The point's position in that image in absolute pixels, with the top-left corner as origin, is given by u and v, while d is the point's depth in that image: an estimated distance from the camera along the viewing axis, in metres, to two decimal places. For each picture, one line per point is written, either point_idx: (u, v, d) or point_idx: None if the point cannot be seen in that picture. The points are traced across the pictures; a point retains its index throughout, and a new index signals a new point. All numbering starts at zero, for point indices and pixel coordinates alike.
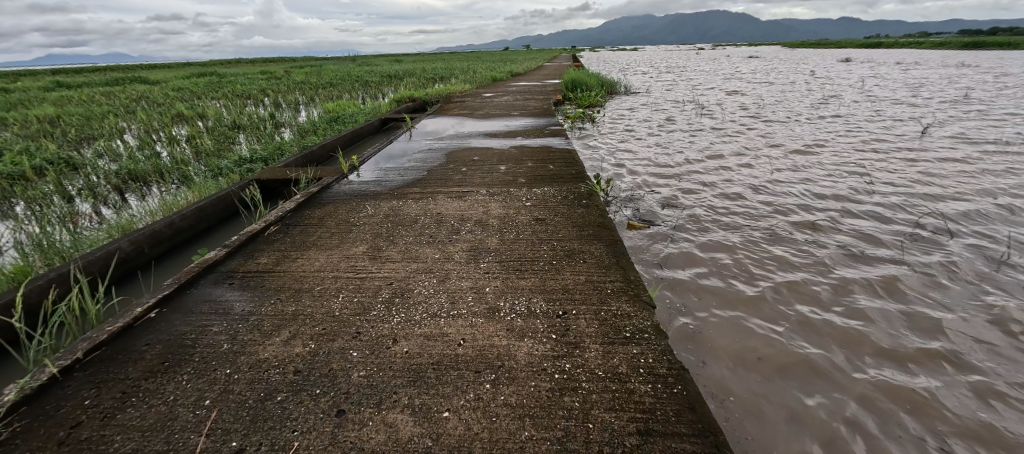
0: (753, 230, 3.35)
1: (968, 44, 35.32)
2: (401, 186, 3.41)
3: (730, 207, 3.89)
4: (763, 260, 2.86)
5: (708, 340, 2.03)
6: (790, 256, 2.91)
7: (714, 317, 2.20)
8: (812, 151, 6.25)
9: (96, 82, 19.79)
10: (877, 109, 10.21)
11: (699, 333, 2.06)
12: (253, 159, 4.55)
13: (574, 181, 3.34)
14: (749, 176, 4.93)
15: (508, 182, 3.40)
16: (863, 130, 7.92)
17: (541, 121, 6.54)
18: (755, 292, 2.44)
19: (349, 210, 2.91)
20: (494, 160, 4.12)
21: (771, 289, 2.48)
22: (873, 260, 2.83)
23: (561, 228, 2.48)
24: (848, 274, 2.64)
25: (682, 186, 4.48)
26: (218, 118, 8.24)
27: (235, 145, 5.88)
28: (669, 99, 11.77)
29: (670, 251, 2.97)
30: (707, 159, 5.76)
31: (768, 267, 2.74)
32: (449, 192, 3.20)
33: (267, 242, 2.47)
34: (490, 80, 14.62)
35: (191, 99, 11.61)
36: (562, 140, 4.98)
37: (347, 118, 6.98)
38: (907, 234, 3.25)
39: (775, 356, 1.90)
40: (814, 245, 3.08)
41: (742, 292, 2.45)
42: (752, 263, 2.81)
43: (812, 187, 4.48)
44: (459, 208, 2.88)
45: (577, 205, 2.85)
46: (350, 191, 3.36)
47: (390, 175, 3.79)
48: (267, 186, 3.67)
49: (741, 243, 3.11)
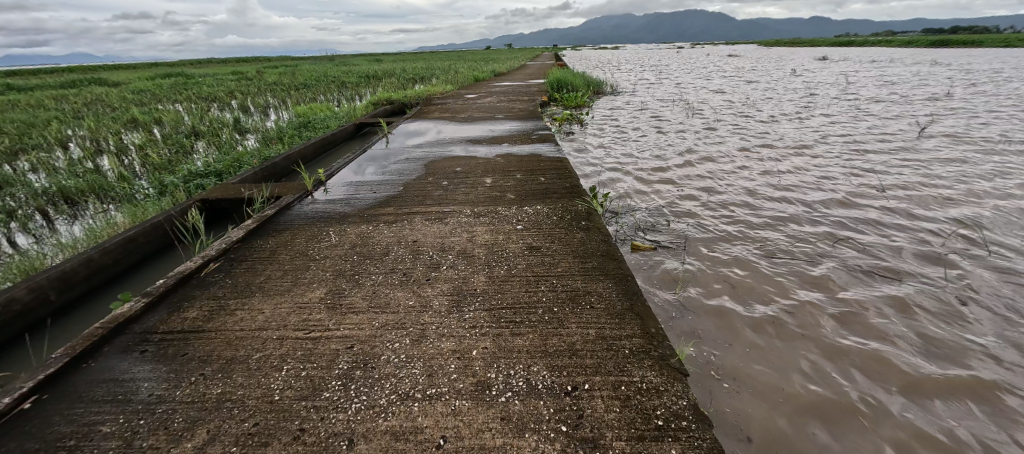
0: (765, 241, 3.06)
1: (934, 42, 36.58)
2: (374, 205, 2.99)
3: (735, 216, 3.60)
4: (784, 275, 2.55)
5: (706, 337, 1.98)
6: (815, 271, 2.59)
7: (742, 355, 1.85)
8: (808, 152, 6.06)
9: (50, 84, 18.40)
10: (861, 107, 10.22)
11: (697, 333, 2.01)
12: (204, 173, 4.02)
13: (569, 196, 2.98)
14: (748, 181, 4.68)
15: (495, 198, 3.03)
16: (852, 128, 7.83)
17: (527, 124, 6.17)
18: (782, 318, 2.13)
19: (310, 238, 2.48)
20: (479, 171, 3.72)
21: (800, 315, 2.15)
22: (902, 274, 2.55)
23: (559, 259, 2.11)
24: (882, 292, 2.34)
25: (681, 195, 4.20)
26: (175, 125, 7.55)
27: (192, 155, 5.29)
28: (656, 99, 11.55)
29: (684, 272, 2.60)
30: (702, 163, 5.49)
31: (794, 288, 2.42)
32: (428, 213, 2.80)
33: (202, 287, 2.00)
34: (472, 80, 14.18)
35: (148, 103, 10.73)
36: (552, 147, 4.62)
37: (318, 124, 6.44)
38: (930, 241, 3.00)
39: (823, 410, 1.56)
40: (836, 257, 2.79)
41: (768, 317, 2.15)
42: (776, 283, 2.47)
43: (816, 191, 4.25)
44: (439, 233, 2.49)
45: (574, 227, 2.49)
46: (314, 213, 2.92)
47: (361, 191, 3.36)
48: (215, 207, 3.17)
49: (757, 258, 2.79)
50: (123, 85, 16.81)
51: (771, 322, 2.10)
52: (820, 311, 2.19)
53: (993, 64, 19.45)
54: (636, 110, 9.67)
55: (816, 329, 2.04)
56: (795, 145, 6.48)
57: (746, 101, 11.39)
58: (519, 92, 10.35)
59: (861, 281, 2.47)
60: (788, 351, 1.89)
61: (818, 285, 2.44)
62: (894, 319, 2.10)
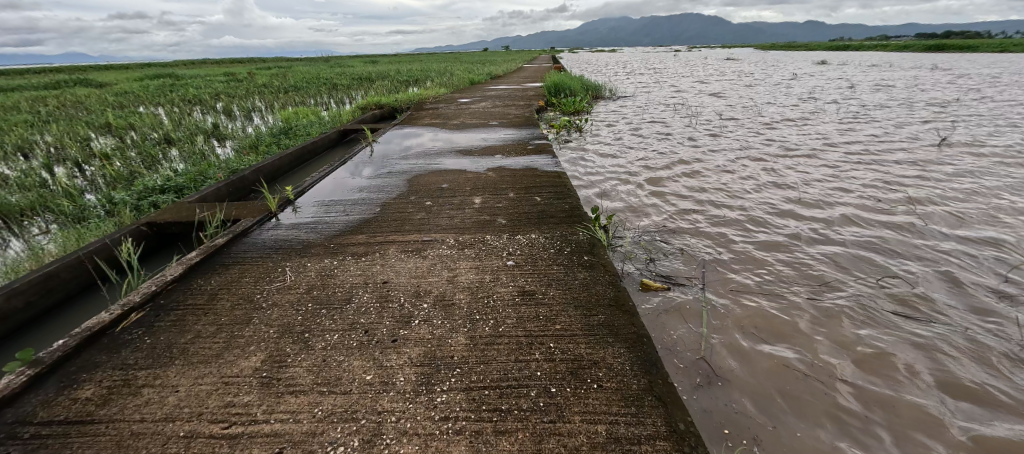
0: (800, 267, 2.62)
1: (930, 46, 36.63)
2: (343, 232, 2.58)
3: (755, 235, 3.20)
4: (832, 312, 2.13)
5: (731, 384, 1.64)
6: (858, 302, 2.22)
7: (784, 416, 1.48)
8: (822, 160, 5.68)
9: (30, 85, 17.70)
10: (869, 112, 9.88)
11: (720, 377, 1.66)
12: (161, 189, 3.59)
13: (568, 221, 2.61)
14: (764, 194, 4.29)
15: (483, 224, 2.64)
16: (864, 134, 7.47)
17: (523, 132, 5.79)
18: (825, 361, 1.77)
19: (261, 276, 2.08)
20: (468, 188, 3.35)
21: (863, 373, 1.71)
22: (957, 304, 2.19)
23: (557, 311, 1.73)
24: (941, 328, 1.98)
25: (691, 211, 3.81)
26: (148, 131, 7.09)
27: (158, 166, 4.85)
28: (656, 105, 11.20)
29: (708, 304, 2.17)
30: (711, 173, 5.11)
31: (839, 324, 2.03)
32: (404, 243, 2.42)
33: (112, 350, 1.60)
34: (467, 84, 13.77)
35: (126, 107, 10.21)
36: (549, 158, 4.27)
37: (299, 130, 6.02)
38: (992, 267, 2.58)
39: None
40: (876, 283, 2.42)
41: (806, 358, 1.79)
42: (817, 317, 2.09)
43: (842, 205, 3.85)
44: (414, 270, 2.11)
45: (575, 263, 2.12)
46: (273, 241, 2.51)
47: (331, 213, 2.95)
48: (165, 231, 2.77)
49: (788, 284, 2.41)
50: (108, 87, 16.27)
51: (829, 383, 1.66)
52: (888, 366, 1.74)
53: (990, 69, 19.41)
54: (636, 116, 9.34)
55: (888, 396, 1.59)
56: (807, 153, 6.12)
57: (748, 107, 11.06)
58: (515, 97, 9.98)
59: (928, 320, 2.05)
60: (840, 412, 1.50)
61: (878, 325, 2.01)
62: (986, 376, 1.68)
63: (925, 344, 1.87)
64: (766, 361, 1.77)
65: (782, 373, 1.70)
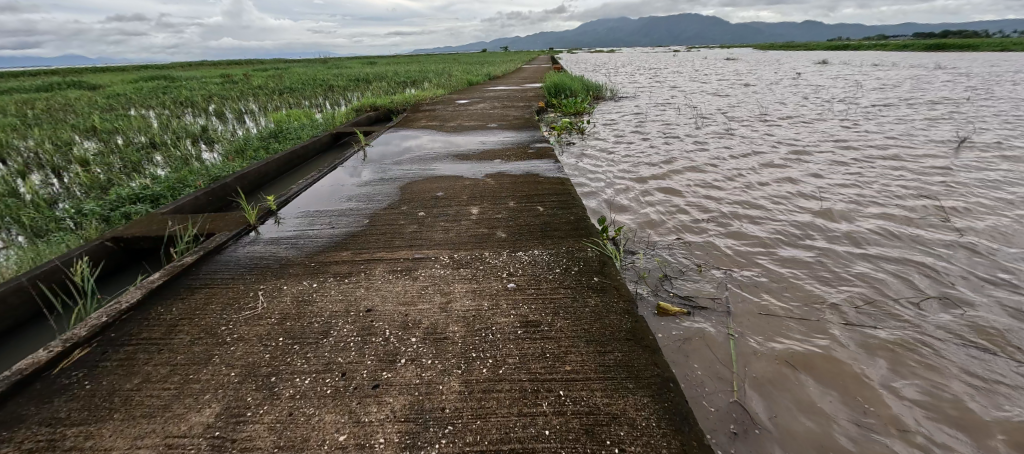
0: (830, 283, 2.38)
1: (930, 45, 36.47)
2: (325, 248, 2.34)
3: (775, 245, 2.95)
4: (874, 338, 1.89)
5: (773, 428, 1.39)
6: (896, 322, 2.00)
7: None
8: (835, 162, 5.44)
9: (23, 87, 17.40)
10: (877, 112, 9.65)
11: (759, 420, 1.42)
12: (135, 199, 3.34)
13: (574, 235, 2.38)
14: (779, 199, 4.04)
15: (480, 238, 2.40)
16: (875, 135, 7.23)
17: (524, 135, 5.54)
18: (876, 400, 1.54)
19: (228, 303, 1.84)
20: (465, 196, 3.12)
21: (926, 418, 1.45)
22: (1003, 324, 1.98)
23: (565, 348, 1.50)
24: (992, 355, 1.77)
25: (703, 219, 3.57)
26: (134, 135, 6.83)
27: (138, 172, 4.60)
28: (659, 105, 10.96)
29: (736, 327, 1.93)
30: (720, 176, 4.86)
31: (879, 350, 1.80)
32: (392, 262, 2.17)
33: (43, 399, 1.36)
34: (466, 84, 13.51)
35: (115, 110, 9.93)
36: (550, 162, 4.04)
37: (289, 133, 5.78)
38: None
39: None
40: (911, 299, 2.21)
41: (854, 396, 1.56)
42: (854, 342, 1.86)
43: (864, 212, 3.60)
44: (402, 294, 1.86)
45: (584, 285, 1.88)
46: (248, 260, 2.26)
47: (315, 226, 2.71)
48: (133, 247, 2.52)
49: (815, 302, 2.19)
50: (100, 89, 15.95)
51: (891, 431, 1.40)
52: (954, 410, 1.49)
53: (992, 67, 19.28)
54: (638, 117, 9.12)
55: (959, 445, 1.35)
56: (818, 155, 5.87)
57: (752, 106, 10.82)
58: (514, 97, 9.75)
59: (985, 349, 1.81)
60: None
61: (930, 355, 1.77)
62: None
63: (989, 380, 1.63)
64: (810, 400, 1.53)
65: (830, 415, 1.46)
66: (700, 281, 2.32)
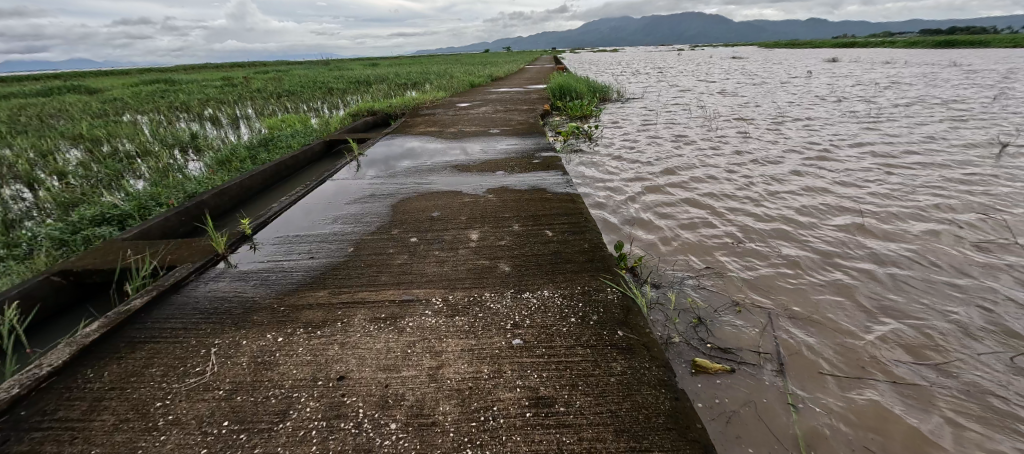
0: (895, 325, 1.99)
1: (940, 42, 35.75)
2: (298, 286, 2.01)
3: (819, 271, 2.56)
4: (969, 409, 1.51)
5: None
6: (981, 378, 1.65)
7: None
8: (867, 168, 5.00)
9: (24, 92, 17.26)
10: (900, 112, 9.15)
11: None
12: (99, 220, 3.03)
13: (589, 269, 2.04)
14: (812, 212, 3.64)
15: (480, 273, 2.06)
16: (903, 137, 6.77)
17: (528, 142, 5.19)
18: None
19: (174, 368, 1.51)
20: (463, 216, 2.78)
21: None
22: None
23: (588, 443, 1.15)
24: None
25: (729, 236, 3.19)
26: (121, 142, 6.55)
27: (114, 185, 4.29)
28: (668, 107, 10.54)
29: (794, 391, 1.57)
30: (742, 185, 4.47)
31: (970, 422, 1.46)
32: (376, 307, 1.83)
33: None
34: (468, 86, 13.14)
35: (108, 115, 9.65)
36: (557, 173, 3.70)
37: (280, 141, 5.47)
38: None
39: None
40: (990, 343, 1.85)
41: None
42: (937, 409, 1.52)
43: (911, 229, 3.21)
44: (384, 355, 1.52)
45: (607, 343, 1.53)
46: (207, 302, 1.93)
47: (291, 255, 2.37)
48: (85, 282, 2.21)
49: (876, 348, 1.84)
50: (98, 94, 15.72)
51: None
52: None
53: (1008, 63, 18.75)
54: (647, 119, 8.73)
55: None
56: (845, 160, 5.45)
57: (766, 107, 10.36)
58: (518, 100, 9.41)
59: None
60: None
61: None
62: None
63: None
64: None
65: None
66: (738, 321, 1.97)
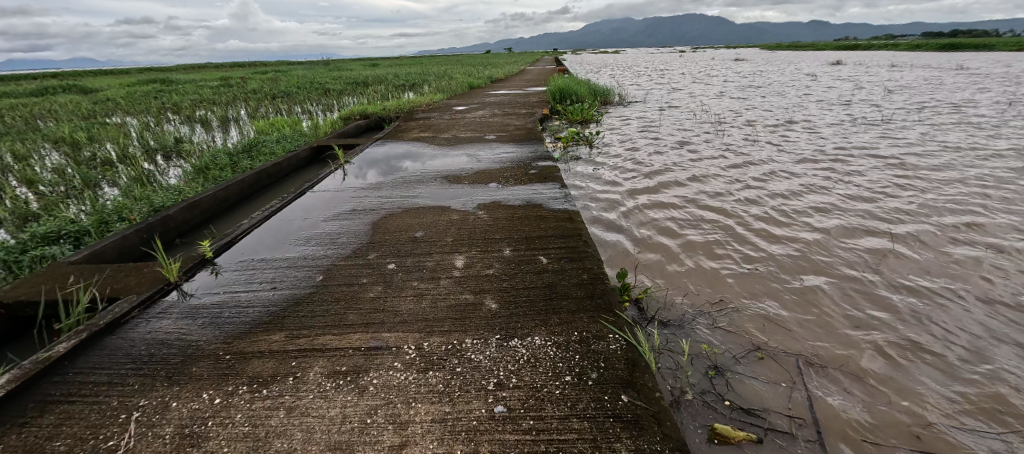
0: (946, 380, 1.70)
1: (943, 47, 35.49)
2: (250, 328, 1.73)
3: (848, 304, 2.26)
4: None
5: None
6: None
7: None
8: (884, 178, 4.72)
9: (14, 91, 16.92)
10: (911, 117, 8.88)
11: None
12: (52, 237, 2.76)
13: (588, 310, 1.77)
14: (832, 228, 3.35)
15: (463, 313, 1.78)
16: (917, 145, 6.48)
17: (525, 149, 4.92)
18: None
19: (81, 442, 1.24)
20: (449, 237, 2.52)
21: None
22: None
23: None
24: None
25: (743, 256, 2.89)
26: (99, 146, 6.24)
27: (81, 196, 4.00)
28: (671, 110, 10.26)
29: None
30: (752, 198, 4.20)
31: None
32: (337, 356, 1.55)
33: None
34: (467, 88, 12.87)
35: (93, 117, 9.33)
36: (555, 186, 3.44)
37: (264, 147, 5.20)
38: None
39: None
40: None
41: None
42: None
43: (938, 246, 2.95)
44: (336, 427, 1.25)
45: (608, 415, 1.26)
46: (143, 348, 1.65)
47: (251, 285, 2.10)
48: (20, 314, 1.94)
49: (920, 400, 1.59)
50: (91, 94, 15.42)
51: None
52: None
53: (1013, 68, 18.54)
54: (650, 124, 8.45)
55: None
56: (860, 170, 5.16)
57: (772, 111, 10.07)
58: (517, 104, 9.13)
59: None
60: None
61: None
62: None
63: None
64: None
65: None
66: (762, 369, 1.70)
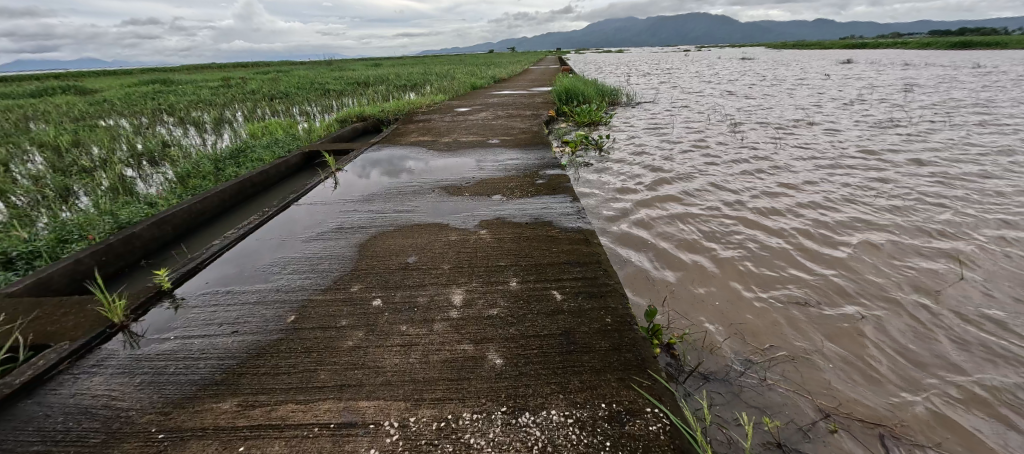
0: None
1: (954, 45, 34.69)
2: (194, 392, 1.39)
3: (919, 348, 1.89)
4: None
5: None
6: None
7: None
8: (922, 186, 4.34)
9: (12, 92, 16.71)
10: (934, 117, 8.46)
11: None
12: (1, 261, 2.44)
13: (616, 369, 1.43)
14: (877, 246, 2.98)
15: (460, 372, 1.44)
16: (948, 147, 6.08)
17: (531, 155, 4.56)
18: None
19: None
20: (446, 263, 2.18)
21: None
22: None
23: None
24: None
25: (781, 280, 2.51)
26: (81, 150, 5.92)
27: (50, 208, 3.68)
28: (682, 111, 9.86)
29: None
30: (779, 207, 3.85)
31: None
32: (298, 439, 1.20)
33: None
34: (469, 89, 12.49)
35: (83, 119, 9.01)
36: (565, 199, 3.10)
37: (254, 152, 4.88)
38: None
39: None
40: None
41: None
42: None
43: (998, 267, 2.61)
44: None
45: None
46: (58, 421, 1.31)
47: (208, 327, 1.74)
48: None
49: None
50: (89, 94, 15.14)
51: None
52: None
53: None
54: (660, 125, 8.09)
55: None
56: (893, 176, 4.77)
57: (787, 112, 9.64)
58: (521, 105, 8.77)
59: None
60: None
61: None
62: None
63: None
64: None
65: None
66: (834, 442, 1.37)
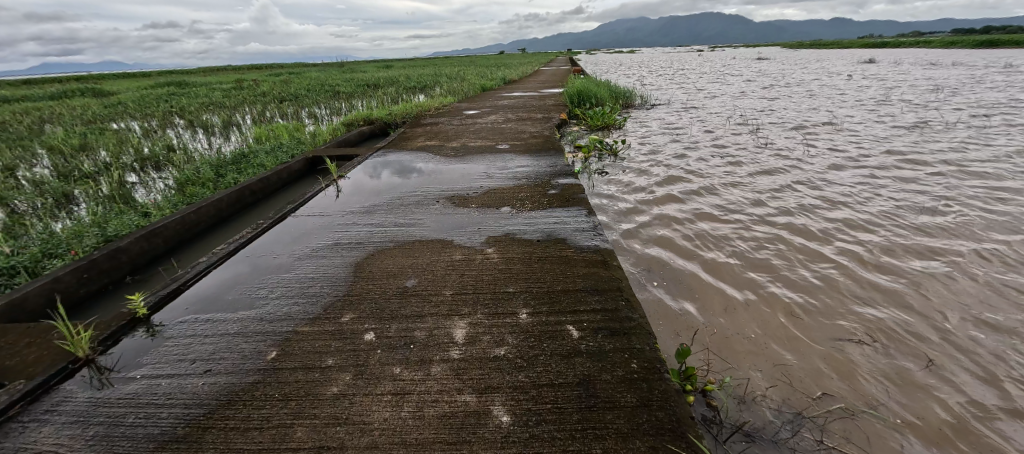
0: None
1: (982, 44, 33.35)
2: (151, 450, 1.19)
3: (1000, 398, 1.60)
4: None
5: None
6: None
7: None
8: (970, 190, 3.97)
9: (35, 95, 17.04)
10: (970, 118, 7.96)
11: None
12: None
13: (646, 435, 1.18)
14: (928, 260, 2.66)
15: (460, 432, 1.21)
16: (992, 148, 5.63)
17: (542, 161, 4.33)
18: None
19: None
20: (447, 289, 1.95)
21: None
22: None
23: None
24: None
25: (826, 305, 2.23)
26: (89, 154, 5.88)
27: (47, 216, 3.58)
28: (698, 113, 9.51)
29: None
30: (812, 214, 3.53)
31: None
32: None
33: None
34: (479, 91, 12.31)
35: (95, 122, 9.04)
36: (580, 212, 2.86)
37: (256, 157, 4.74)
38: None
39: None
40: None
41: None
42: None
43: None
44: None
45: None
46: None
47: (179, 365, 1.55)
48: None
49: None
50: (106, 98, 15.33)
51: None
52: None
53: None
54: (677, 128, 7.77)
55: None
56: (935, 179, 4.38)
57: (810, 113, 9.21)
58: (533, 107, 8.54)
59: None
60: None
61: None
62: None
63: None
64: None
65: None
66: None
